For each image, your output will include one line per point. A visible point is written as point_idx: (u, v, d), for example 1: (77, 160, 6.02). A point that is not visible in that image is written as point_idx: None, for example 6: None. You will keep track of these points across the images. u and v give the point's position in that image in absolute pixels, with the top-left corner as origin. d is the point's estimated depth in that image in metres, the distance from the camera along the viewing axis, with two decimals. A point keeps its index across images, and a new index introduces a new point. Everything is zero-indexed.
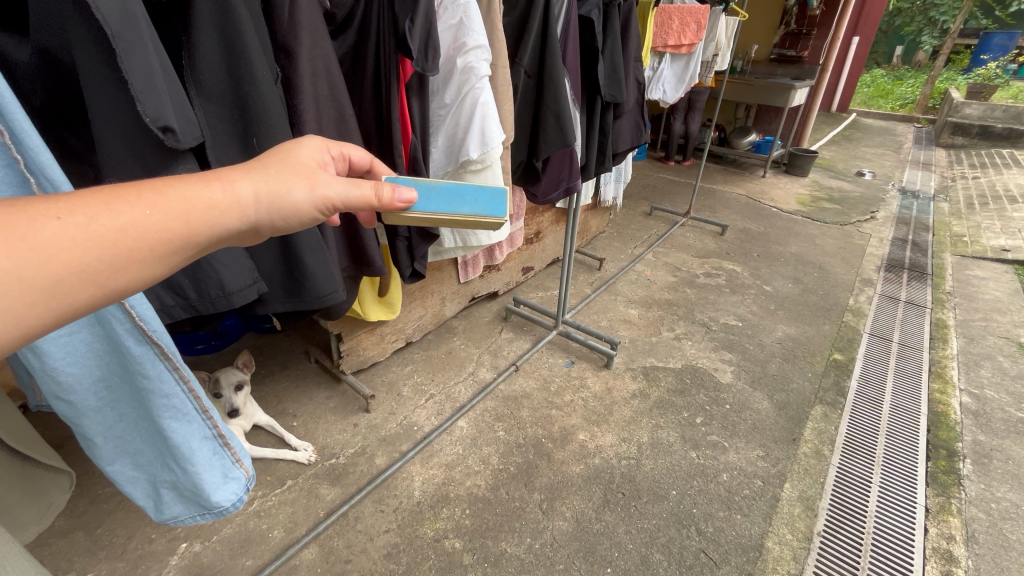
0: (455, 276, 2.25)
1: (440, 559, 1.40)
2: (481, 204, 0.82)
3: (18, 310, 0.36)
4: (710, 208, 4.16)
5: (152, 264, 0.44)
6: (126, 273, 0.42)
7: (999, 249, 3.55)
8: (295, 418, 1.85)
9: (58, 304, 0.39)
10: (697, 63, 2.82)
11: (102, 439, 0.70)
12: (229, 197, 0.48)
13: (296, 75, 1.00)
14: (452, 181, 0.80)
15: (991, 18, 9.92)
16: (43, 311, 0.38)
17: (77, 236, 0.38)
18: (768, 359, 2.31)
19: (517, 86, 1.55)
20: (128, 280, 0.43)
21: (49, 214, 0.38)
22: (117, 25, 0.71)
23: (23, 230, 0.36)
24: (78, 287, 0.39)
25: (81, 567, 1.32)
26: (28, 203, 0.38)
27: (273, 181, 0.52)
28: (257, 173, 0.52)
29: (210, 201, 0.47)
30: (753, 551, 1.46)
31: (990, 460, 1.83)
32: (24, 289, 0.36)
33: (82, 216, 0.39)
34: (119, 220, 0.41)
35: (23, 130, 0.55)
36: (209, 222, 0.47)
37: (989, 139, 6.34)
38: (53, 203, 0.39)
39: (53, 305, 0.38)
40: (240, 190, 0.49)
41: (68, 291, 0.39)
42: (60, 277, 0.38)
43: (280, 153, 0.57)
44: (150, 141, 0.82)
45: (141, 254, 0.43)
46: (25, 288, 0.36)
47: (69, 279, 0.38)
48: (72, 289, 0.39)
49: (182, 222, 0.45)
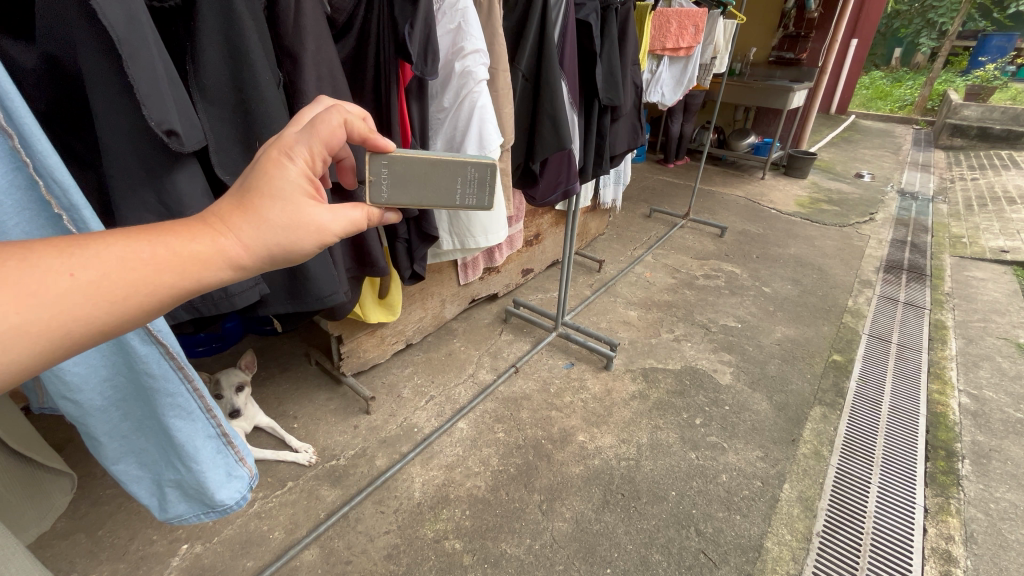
0: (455, 278, 2.26)
1: (441, 560, 1.41)
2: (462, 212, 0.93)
3: (32, 362, 0.39)
4: (709, 210, 4.18)
5: (158, 310, 0.46)
6: (138, 319, 0.44)
7: (998, 250, 3.56)
8: (296, 419, 1.86)
9: (73, 348, 0.41)
10: (695, 65, 2.83)
11: (108, 439, 0.71)
12: (238, 253, 0.49)
13: (298, 80, 1.01)
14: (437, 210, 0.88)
15: (990, 20, 9.94)
16: (59, 356, 0.41)
17: (91, 302, 0.40)
18: (767, 360, 2.31)
19: (516, 90, 1.56)
20: (139, 323, 0.45)
21: (60, 271, 0.38)
22: (122, 30, 0.72)
23: (32, 294, 0.36)
24: (90, 336, 0.42)
25: (83, 568, 1.32)
26: (34, 254, 0.38)
27: (283, 235, 0.52)
28: (267, 228, 0.51)
29: (218, 259, 0.47)
30: (753, 551, 1.47)
31: (989, 460, 1.83)
32: (37, 344, 0.38)
33: (90, 272, 0.40)
34: (131, 279, 0.42)
35: (33, 134, 0.56)
36: (221, 274, 0.48)
37: (988, 141, 6.35)
38: (62, 259, 0.39)
39: (65, 353, 0.41)
40: (249, 244, 0.49)
41: (77, 340, 0.41)
42: (70, 329, 0.40)
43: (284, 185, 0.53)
44: (154, 144, 0.84)
45: (148, 311, 0.44)
46: (38, 344, 0.38)
47: (83, 331, 0.41)
48: (81, 340, 0.41)
49: (190, 279, 0.46)
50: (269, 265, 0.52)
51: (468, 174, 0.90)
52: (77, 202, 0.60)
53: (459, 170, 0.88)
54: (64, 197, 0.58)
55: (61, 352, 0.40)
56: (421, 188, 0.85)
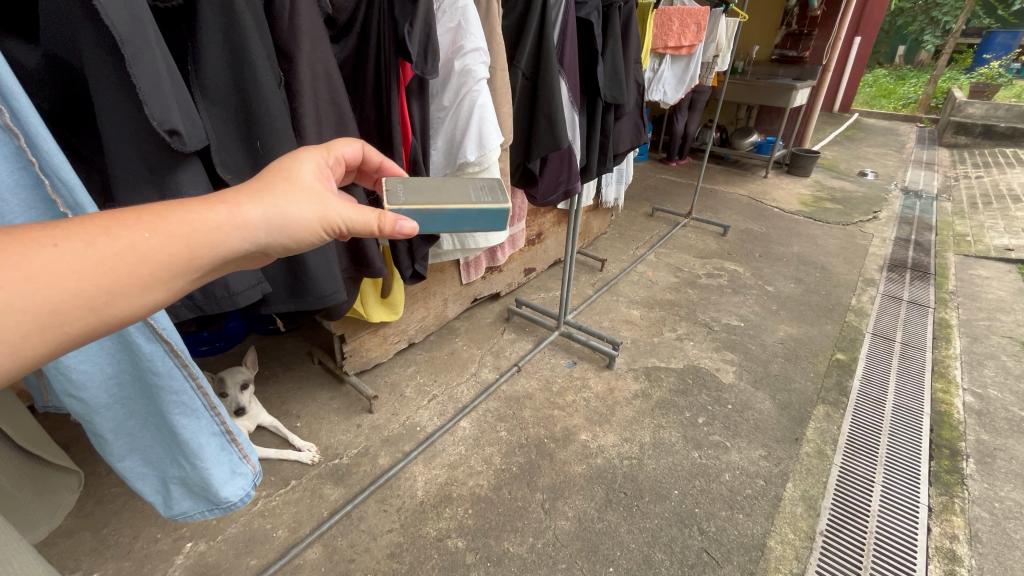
0: (456, 277, 2.27)
1: (443, 558, 1.41)
2: (481, 223, 0.85)
3: (15, 338, 0.37)
4: (712, 209, 4.16)
5: (155, 288, 0.45)
6: (127, 298, 0.44)
7: (1002, 248, 3.54)
8: (299, 419, 1.87)
9: (55, 333, 0.40)
10: (698, 63, 2.82)
11: (114, 436, 0.71)
12: (235, 223, 0.50)
13: (296, 79, 1.01)
14: (456, 208, 0.81)
15: (994, 18, 9.88)
16: (40, 341, 0.39)
17: (86, 267, 0.40)
18: (770, 360, 2.31)
19: (514, 90, 1.56)
20: (129, 305, 0.44)
21: (45, 242, 0.39)
22: (125, 31, 0.72)
23: (18, 258, 0.37)
24: (76, 314, 0.41)
25: (88, 567, 1.33)
26: (24, 230, 0.39)
27: (280, 206, 0.54)
28: (265, 199, 0.53)
29: (214, 228, 0.48)
30: (756, 550, 1.46)
31: (993, 459, 1.82)
32: (24, 319, 0.37)
33: (80, 242, 0.41)
34: (118, 245, 0.42)
35: (39, 134, 0.57)
36: (214, 244, 0.48)
37: (993, 138, 6.31)
38: (52, 231, 0.40)
39: (49, 332, 0.40)
40: (248, 213, 0.51)
41: (63, 318, 0.40)
42: (54, 307, 0.39)
43: (284, 173, 0.58)
44: (156, 144, 0.84)
45: (140, 282, 0.44)
46: (26, 318, 0.37)
47: (66, 310, 0.40)
48: (71, 317, 0.41)
49: (183, 247, 0.46)
50: (268, 237, 0.53)
51: (473, 184, 0.91)
52: (83, 202, 0.60)
53: (467, 182, 0.91)
54: (69, 196, 0.59)
55: (48, 333, 0.40)
56: (436, 194, 0.84)
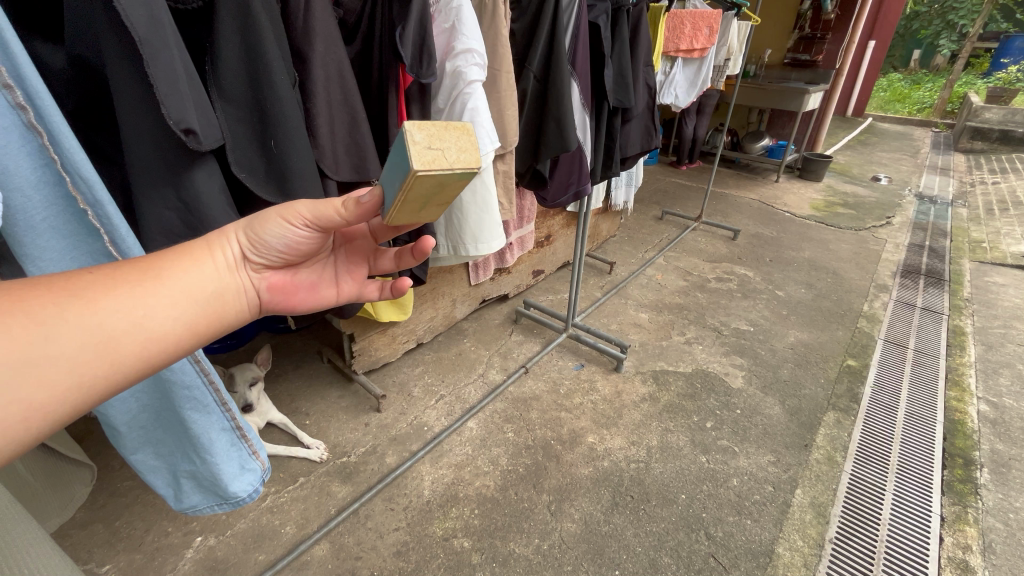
0: (466, 277, 2.28)
1: (449, 557, 1.41)
2: (396, 168, 0.59)
3: (69, 361, 0.40)
4: (722, 213, 4.14)
5: (180, 301, 0.48)
6: (161, 312, 0.46)
7: (1020, 256, 3.48)
8: (308, 416, 1.88)
9: (110, 355, 0.43)
10: (709, 67, 2.77)
11: (127, 429, 0.73)
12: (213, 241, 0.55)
13: (310, 81, 1.04)
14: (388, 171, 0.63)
15: (1011, 23, 9.73)
16: (93, 366, 0.42)
17: (96, 284, 0.43)
18: (780, 364, 2.29)
19: (523, 92, 1.58)
20: (162, 319, 0.46)
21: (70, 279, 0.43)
22: (145, 32, 0.74)
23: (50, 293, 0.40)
24: (124, 339, 0.44)
25: (100, 559, 1.35)
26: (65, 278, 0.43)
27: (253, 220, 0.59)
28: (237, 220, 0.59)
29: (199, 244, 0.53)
30: (764, 556, 1.45)
31: (1008, 470, 1.79)
32: (76, 344, 0.40)
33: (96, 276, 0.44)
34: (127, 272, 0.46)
35: (61, 132, 0.60)
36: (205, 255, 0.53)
37: (1010, 144, 6.20)
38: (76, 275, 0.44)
39: (103, 356, 0.42)
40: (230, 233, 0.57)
41: (118, 344, 0.43)
42: (101, 327, 0.42)
43: None
44: (173, 143, 0.86)
45: (156, 290, 0.47)
46: (84, 347, 0.41)
47: (111, 329, 0.43)
48: (113, 336, 0.43)
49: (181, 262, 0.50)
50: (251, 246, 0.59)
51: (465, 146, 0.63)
52: (102, 198, 0.64)
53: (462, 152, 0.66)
54: (88, 193, 0.62)
55: (109, 358, 0.43)
56: None
